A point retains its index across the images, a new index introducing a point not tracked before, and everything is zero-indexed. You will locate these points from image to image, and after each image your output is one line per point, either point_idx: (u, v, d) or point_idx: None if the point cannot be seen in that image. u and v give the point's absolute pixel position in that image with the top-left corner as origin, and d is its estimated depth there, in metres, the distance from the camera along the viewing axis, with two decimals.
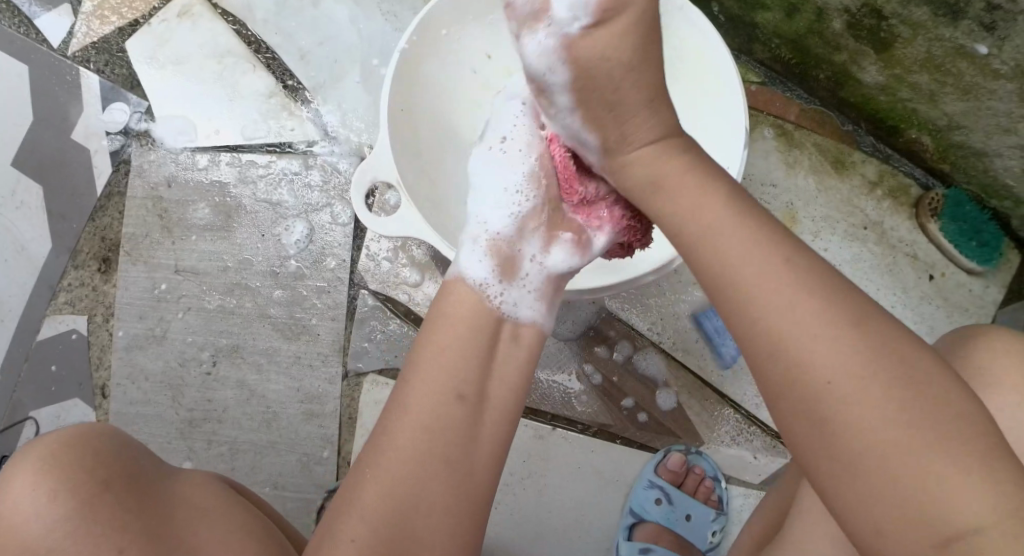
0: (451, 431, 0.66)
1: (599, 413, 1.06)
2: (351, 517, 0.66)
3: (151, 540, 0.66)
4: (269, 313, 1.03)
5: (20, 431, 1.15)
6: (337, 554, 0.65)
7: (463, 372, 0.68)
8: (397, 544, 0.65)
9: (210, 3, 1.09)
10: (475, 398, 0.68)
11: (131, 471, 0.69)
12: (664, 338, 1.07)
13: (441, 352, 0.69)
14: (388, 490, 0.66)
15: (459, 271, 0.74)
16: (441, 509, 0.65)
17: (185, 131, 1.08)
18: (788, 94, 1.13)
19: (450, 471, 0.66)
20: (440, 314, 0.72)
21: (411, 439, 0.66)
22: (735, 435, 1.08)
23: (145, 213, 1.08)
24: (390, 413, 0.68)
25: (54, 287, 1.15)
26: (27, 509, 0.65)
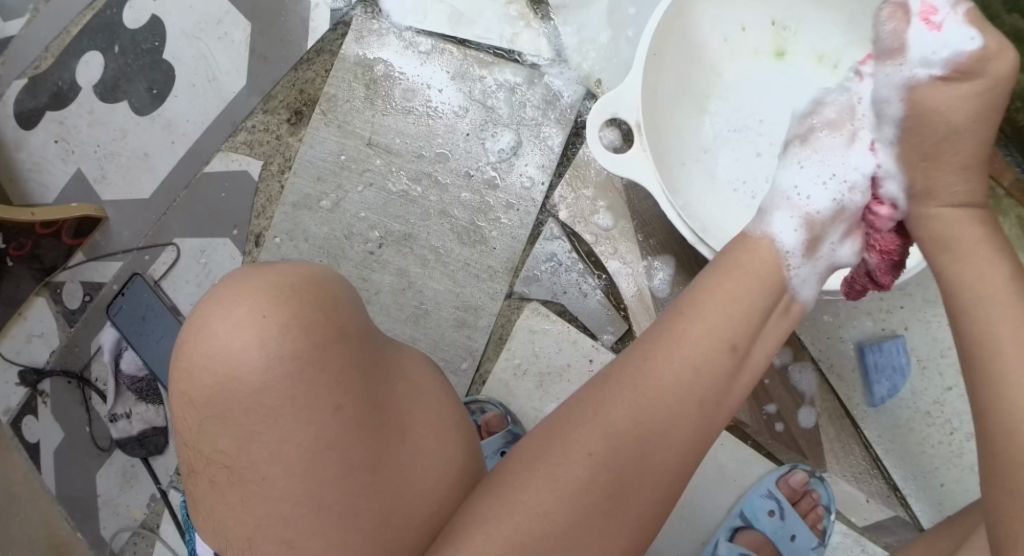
0: (712, 377, 0.64)
1: (740, 410, 1.04)
2: (593, 429, 0.62)
3: (371, 410, 0.65)
4: (451, 213, 1.02)
5: (160, 254, 1.18)
6: (570, 462, 0.62)
7: (743, 324, 0.65)
8: (634, 471, 0.62)
9: None
10: (743, 352, 0.65)
11: (361, 330, 0.66)
12: (823, 357, 1.04)
13: (729, 299, 0.65)
14: (642, 418, 0.62)
15: (766, 231, 0.71)
16: (678, 449, 0.63)
17: (416, 11, 1.06)
18: (1006, 157, 1.05)
19: (700, 417, 0.63)
20: (729, 261, 0.69)
21: (676, 376, 0.63)
22: (858, 472, 1.04)
23: (354, 78, 1.07)
24: (659, 342, 0.64)
25: (237, 126, 1.17)
26: (258, 335, 0.63)
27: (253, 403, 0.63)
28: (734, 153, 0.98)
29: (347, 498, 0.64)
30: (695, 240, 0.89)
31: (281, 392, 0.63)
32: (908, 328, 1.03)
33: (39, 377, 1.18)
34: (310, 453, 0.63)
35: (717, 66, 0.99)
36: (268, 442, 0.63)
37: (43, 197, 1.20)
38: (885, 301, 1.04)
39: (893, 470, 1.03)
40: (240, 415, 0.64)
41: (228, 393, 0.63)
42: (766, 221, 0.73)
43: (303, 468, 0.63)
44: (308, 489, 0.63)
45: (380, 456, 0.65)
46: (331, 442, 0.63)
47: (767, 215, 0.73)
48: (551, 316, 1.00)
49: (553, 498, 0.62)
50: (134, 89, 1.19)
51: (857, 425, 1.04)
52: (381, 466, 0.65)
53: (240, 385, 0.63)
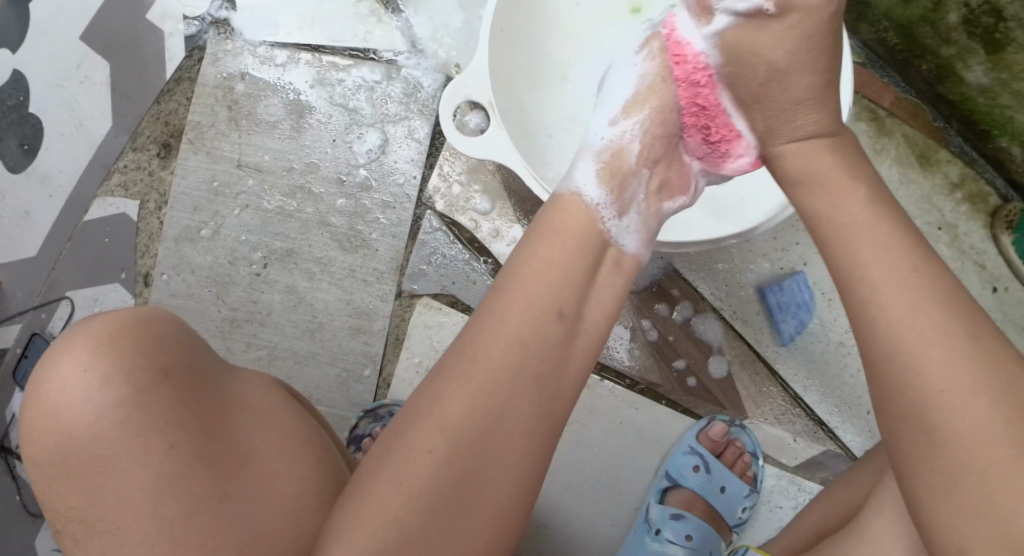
0: (545, 347, 0.64)
1: (650, 372, 1.02)
2: (430, 424, 0.62)
3: (208, 439, 0.66)
4: (328, 221, 1.01)
5: (55, 309, 1.15)
6: (416, 461, 0.62)
7: (565, 287, 0.66)
8: (485, 455, 0.62)
9: None
10: (572, 318, 0.65)
11: (189, 365, 0.69)
12: (725, 305, 1.03)
13: (550, 266, 0.66)
14: (477, 405, 0.62)
15: (573, 187, 0.71)
16: (524, 428, 0.63)
17: (267, 24, 1.04)
18: (886, 79, 1.12)
19: (542, 390, 0.63)
20: (547, 227, 0.68)
21: (507, 352, 0.63)
22: (780, 414, 1.04)
23: (215, 102, 1.05)
24: (485, 327, 0.64)
25: (109, 168, 1.13)
26: (81, 388, 0.64)
27: (89, 454, 0.64)
28: None
29: (201, 531, 0.64)
30: None
31: (115, 440, 0.64)
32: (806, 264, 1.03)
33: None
34: (151, 494, 0.64)
35: (568, 29, 0.98)
36: (111, 492, 0.64)
37: None
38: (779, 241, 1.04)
39: (816, 406, 1.03)
40: (77, 467, 0.64)
41: (65, 449, 0.64)
42: (571, 177, 0.72)
43: (150, 509, 0.64)
44: (156, 531, 0.63)
45: (228, 484, 0.66)
46: (170, 481, 0.64)
47: (572, 172, 0.72)
48: (443, 309, 0.99)
49: (404, 500, 0.61)
50: (5, 147, 1.15)
51: (771, 366, 1.04)
52: (228, 494, 0.66)
53: (77, 439, 0.64)
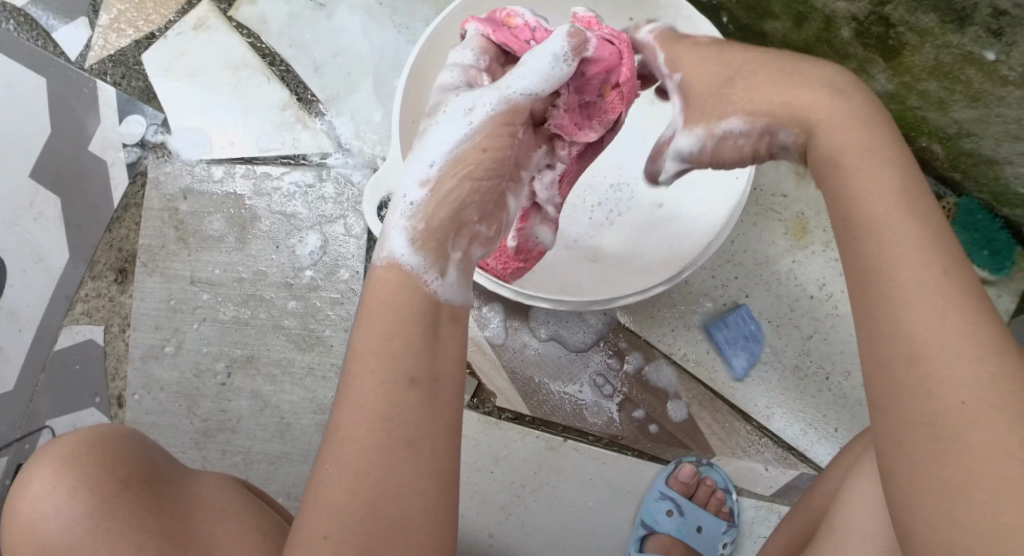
0: (405, 415, 0.65)
1: (610, 425, 1.05)
2: (315, 521, 0.65)
3: (168, 536, 0.73)
4: (283, 324, 1.07)
5: (38, 439, 1.17)
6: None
7: (411, 352, 0.66)
8: (378, 534, 0.64)
9: (226, 15, 1.13)
10: (425, 379, 0.66)
11: (147, 472, 0.76)
12: (675, 349, 1.06)
13: (384, 338, 0.66)
14: (355, 487, 0.64)
15: (387, 256, 0.70)
16: (410, 494, 0.64)
17: (200, 143, 1.10)
18: None
19: (417, 457, 0.65)
20: (377, 301, 0.68)
21: (366, 430, 0.65)
22: (747, 446, 1.06)
23: (161, 224, 1.10)
24: (340, 411, 0.66)
25: (72, 297, 1.17)
26: (52, 501, 0.73)
27: None
28: None
29: None
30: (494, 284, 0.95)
31: (86, 545, 0.72)
32: (747, 296, 1.07)
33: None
34: None
35: None
36: None
37: None
38: (716, 278, 1.07)
39: (783, 431, 1.06)
40: None
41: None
42: (384, 245, 0.70)
43: None
44: None
45: None
46: None
47: (383, 240, 0.71)
48: None
49: None
50: None
51: (731, 403, 1.06)
52: None
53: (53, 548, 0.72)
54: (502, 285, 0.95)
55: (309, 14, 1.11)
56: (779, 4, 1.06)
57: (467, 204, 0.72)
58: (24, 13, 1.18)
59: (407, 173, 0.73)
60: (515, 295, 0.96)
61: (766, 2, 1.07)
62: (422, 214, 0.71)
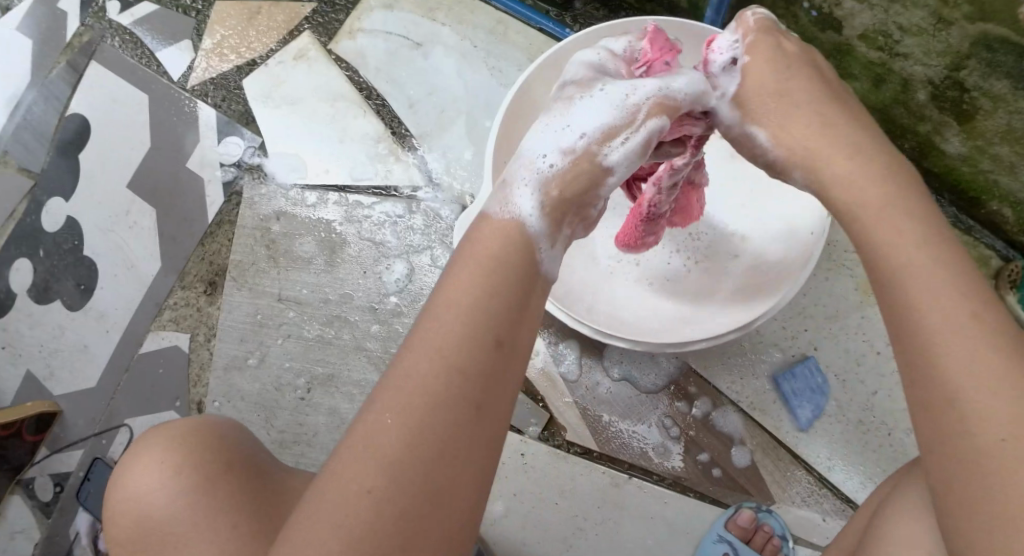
0: (480, 373, 0.62)
1: (674, 465, 1.08)
2: (363, 450, 0.61)
3: (260, 518, 0.77)
4: (365, 346, 1.12)
5: (115, 436, 1.22)
6: (346, 489, 0.60)
7: (501, 312, 0.64)
8: (434, 489, 0.60)
9: (326, 49, 1.20)
10: (509, 345, 0.63)
11: (248, 458, 0.81)
12: (742, 398, 1.09)
13: (466, 297, 0.64)
14: (410, 433, 0.60)
15: (510, 211, 0.69)
16: (470, 455, 0.61)
17: (297, 168, 1.17)
18: None
19: (478, 415, 0.61)
20: (474, 250, 0.67)
21: (434, 377, 0.61)
22: (807, 496, 1.07)
23: (253, 243, 1.16)
24: (414, 351, 0.62)
25: (161, 305, 1.22)
26: (159, 476, 0.78)
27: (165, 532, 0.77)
28: (609, 230, 1.09)
29: None
30: (574, 322, 0.99)
31: (186, 519, 0.77)
32: (817, 348, 1.10)
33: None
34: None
35: None
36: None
37: None
38: (787, 329, 1.11)
39: (842, 484, 1.07)
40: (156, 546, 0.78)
41: (147, 524, 0.78)
42: (510, 194, 0.70)
43: None
44: None
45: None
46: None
47: (508, 176, 0.71)
48: None
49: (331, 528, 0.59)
50: (64, 287, 1.25)
51: (793, 451, 1.08)
52: None
53: (156, 517, 0.78)
54: (582, 323, 0.98)
55: (407, 52, 1.18)
56: (858, 65, 1.08)
57: (581, 183, 0.72)
58: (129, 31, 1.27)
59: (534, 142, 0.73)
60: (592, 332, 0.98)
61: (843, 63, 1.10)
62: (555, 180, 0.71)
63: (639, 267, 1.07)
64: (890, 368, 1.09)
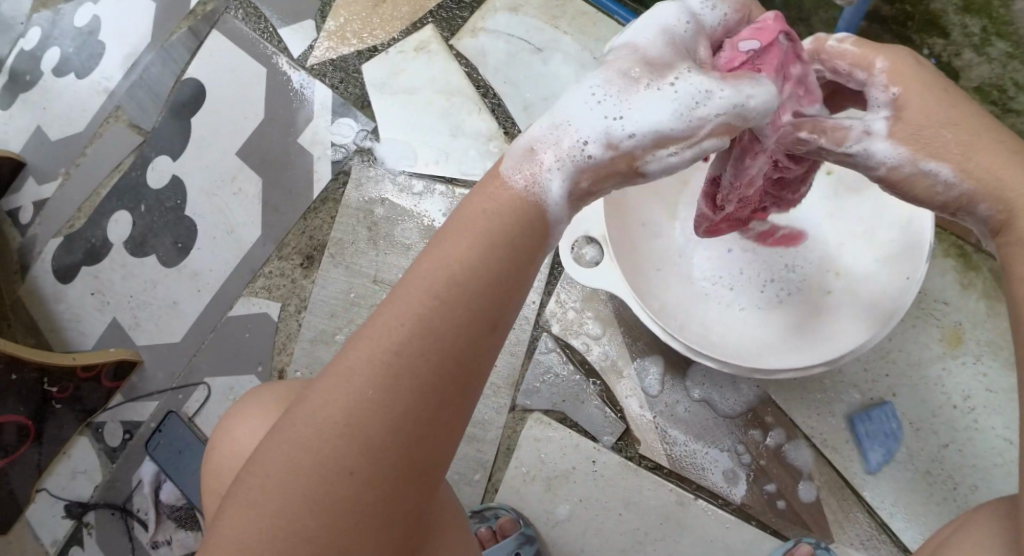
0: (459, 322, 0.66)
1: (740, 492, 1.09)
2: (335, 378, 0.66)
3: None
4: None
5: (191, 392, 1.26)
6: (320, 413, 0.66)
7: (491, 268, 0.67)
8: (332, 425, 0.65)
9: (447, 44, 1.24)
10: (494, 301, 0.67)
11: None
12: (816, 433, 1.10)
13: (462, 250, 0.67)
14: (381, 369, 0.65)
15: (531, 176, 0.68)
16: (343, 395, 0.66)
17: (406, 156, 1.21)
18: None
19: (448, 358, 0.66)
20: (479, 203, 0.69)
21: (412, 319, 0.66)
22: (866, 539, 1.07)
23: (356, 223, 1.21)
24: (400, 295, 0.67)
25: (256, 272, 1.26)
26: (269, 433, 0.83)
27: None
28: (707, 251, 1.08)
29: None
30: (667, 336, 1.00)
31: None
32: (895, 395, 1.10)
33: (84, 509, 1.25)
34: None
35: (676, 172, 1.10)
36: None
37: (84, 343, 1.30)
38: (869, 371, 1.11)
39: (902, 533, 1.06)
40: None
41: None
42: (534, 160, 0.68)
43: None
44: None
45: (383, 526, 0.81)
46: None
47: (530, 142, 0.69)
48: (552, 424, 1.12)
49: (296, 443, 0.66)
50: (161, 243, 1.31)
51: (859, 493, 1.08)
52: None
53: None
54: (674, 338, 1.00)
55: (525, 56, 1.21)
56: None
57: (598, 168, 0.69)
58: (254, 6, 1.32)
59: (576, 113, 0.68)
60: (684, 349, 1.00)
61: None
62: (580, 164, 0.68)
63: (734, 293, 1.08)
64: (967, 424, 1.08)
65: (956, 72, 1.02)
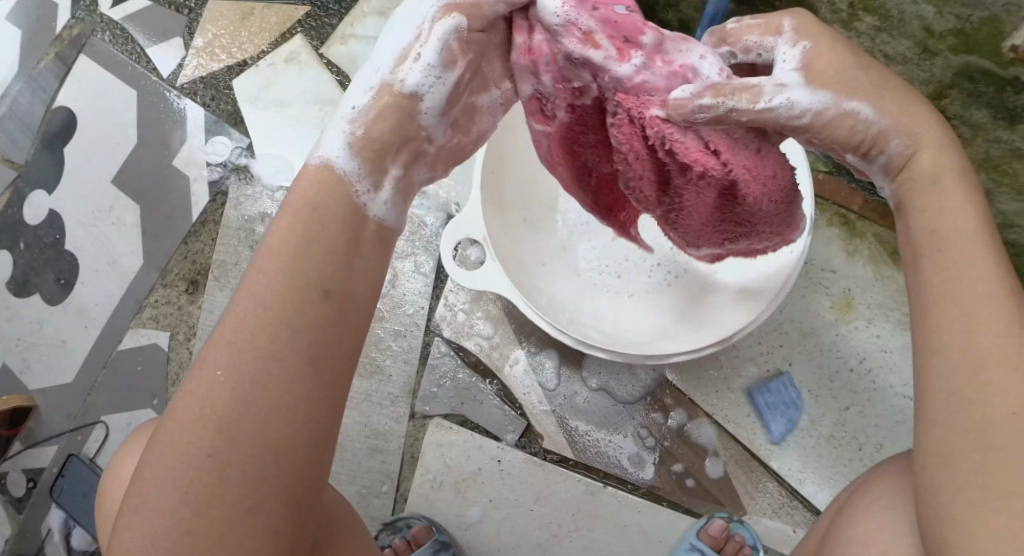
0: (304, 309, 0.66)
1: (649, 474, 1.10)
2: (195, 387, 0.65)
3: None
4: None
5: (91, 432, 1.21)
6: (185, 426, 0.64)
7: (331, 252, 0.67)
8: (204, 434, 0.64)
9: (318, 52, 1.21)
10: (338, 283, 0.67)
11: None
12: (716, 410, 1.11)
13: (297, 238, 0.67)
14: (237, 365, 0.64)
15: (320, 157, 0.71)
16: (205, 398, 0.64)
17: (283, 170, 1.19)
18: (854, 184, 1.09)
19: (306, 342, 0.65)
20: (304, 193, 0.69)
21: (256, 313, 0.65)
22: (777, 507, 1.09)
23: (237, 243, 1.19)
24: (242, 291, 0.66)
25: (141, 302, 1.22)
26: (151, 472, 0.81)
27: None
28: (591, 241, 1.09)
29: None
30: (557, 331, 1.01)
31: None
32: (791, 364, 1.11)
33: None
34: None
35: None
36: None
37: None
38: (764, 344, 1.12)
39: (814, 496, 1.08)
40: None
41: None
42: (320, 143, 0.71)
43: None
44: None
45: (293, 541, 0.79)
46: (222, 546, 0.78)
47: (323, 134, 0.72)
48: (454, 427, 1.11)
49: (170, 464, 0.63)
50: (43, 281, 1.24)
51: (766, 463, 1.10)
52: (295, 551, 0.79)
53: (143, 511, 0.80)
54: (564, 333, 1.00)
55: None
56: None
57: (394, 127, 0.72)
58: (120, 26, 1.26)
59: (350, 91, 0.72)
60: (576, 343, 1.00)
61: None
62: (364, 121, 0.71)
63: (621, 280, 1.08)
64: (863, 386, 1.10)
65: None
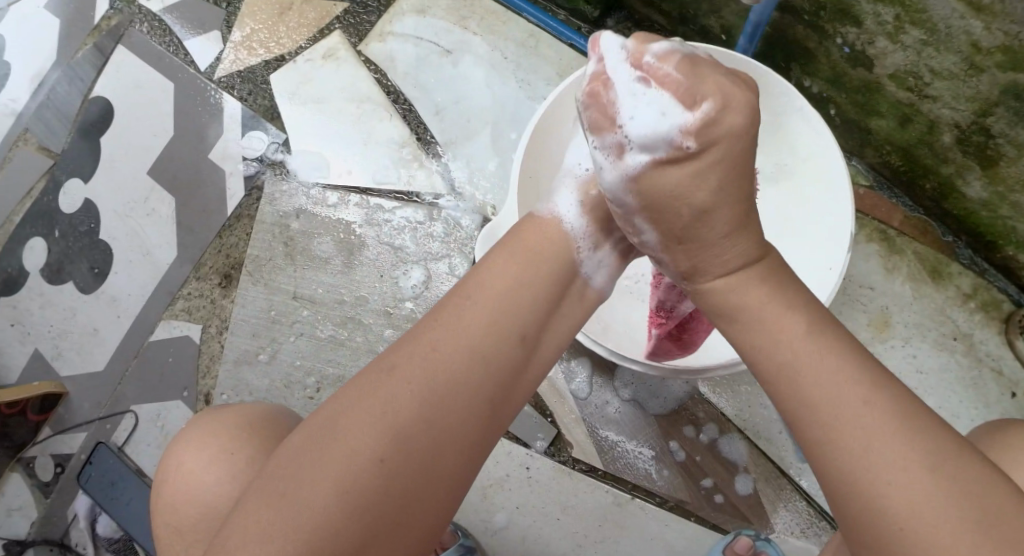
0: (503, 363, 0.70)
1: (676, 488, 1.08)
2: (382, 395, 0.68)
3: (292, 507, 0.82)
4: (378, 349, 1.14)
5: (120, 421, 1.21)
6: (366, 432, 0.67)
7: (533, 304, 0.72)
8: (383, 444, 0.66)
9: (356, 50, 1.21)
10: (531, 343, 0.72)
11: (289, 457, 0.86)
12: (749, 425, 1.09)
13: (509, 284, 0.72)
14: (432, 392, 0.68)
15: (554, 212, 0.78)
16: (398, 407, 0.67)
17: (320, 167, 1.19)
18: (894, 200, 1.15)
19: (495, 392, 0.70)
20: (532, 235, 0.76)
21: (462, 346, 0.69)
22: (804, 527, 1.07)
23: (272, 238, 1.19)
24: (450, 314, 0.71)
25: (174, 294, 1.22)
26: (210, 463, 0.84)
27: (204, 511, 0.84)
28: None
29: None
30: (592, 342, 1.00)
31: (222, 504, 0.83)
32: None
33: (23, 547, 1.19)
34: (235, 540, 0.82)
35: None
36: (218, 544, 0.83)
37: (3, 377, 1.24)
38: None
39: None
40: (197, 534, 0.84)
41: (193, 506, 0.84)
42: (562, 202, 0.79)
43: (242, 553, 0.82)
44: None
45: None
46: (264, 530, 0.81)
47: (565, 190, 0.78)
48: None
49: (340, 461, 0.66)
50: (77, 269, 1.25)
51: (794, 482, 1.07)
52: None
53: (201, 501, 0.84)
54: (598, 343, 0.99)
55: (436, 58, 1.19)
56: (886, 104, 1.06)
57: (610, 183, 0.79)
58: (158, 18, 1.27)
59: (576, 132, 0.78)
60: (610, 354, 1.00)
61: (872, 101, 1.07)
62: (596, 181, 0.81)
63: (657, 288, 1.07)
64: None
65: (872, 59, 1.02)
